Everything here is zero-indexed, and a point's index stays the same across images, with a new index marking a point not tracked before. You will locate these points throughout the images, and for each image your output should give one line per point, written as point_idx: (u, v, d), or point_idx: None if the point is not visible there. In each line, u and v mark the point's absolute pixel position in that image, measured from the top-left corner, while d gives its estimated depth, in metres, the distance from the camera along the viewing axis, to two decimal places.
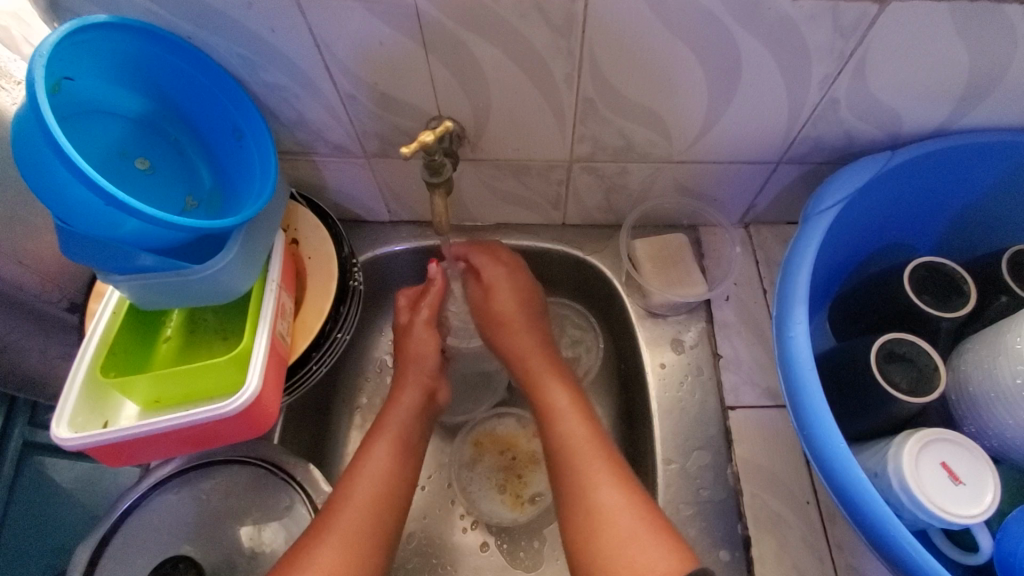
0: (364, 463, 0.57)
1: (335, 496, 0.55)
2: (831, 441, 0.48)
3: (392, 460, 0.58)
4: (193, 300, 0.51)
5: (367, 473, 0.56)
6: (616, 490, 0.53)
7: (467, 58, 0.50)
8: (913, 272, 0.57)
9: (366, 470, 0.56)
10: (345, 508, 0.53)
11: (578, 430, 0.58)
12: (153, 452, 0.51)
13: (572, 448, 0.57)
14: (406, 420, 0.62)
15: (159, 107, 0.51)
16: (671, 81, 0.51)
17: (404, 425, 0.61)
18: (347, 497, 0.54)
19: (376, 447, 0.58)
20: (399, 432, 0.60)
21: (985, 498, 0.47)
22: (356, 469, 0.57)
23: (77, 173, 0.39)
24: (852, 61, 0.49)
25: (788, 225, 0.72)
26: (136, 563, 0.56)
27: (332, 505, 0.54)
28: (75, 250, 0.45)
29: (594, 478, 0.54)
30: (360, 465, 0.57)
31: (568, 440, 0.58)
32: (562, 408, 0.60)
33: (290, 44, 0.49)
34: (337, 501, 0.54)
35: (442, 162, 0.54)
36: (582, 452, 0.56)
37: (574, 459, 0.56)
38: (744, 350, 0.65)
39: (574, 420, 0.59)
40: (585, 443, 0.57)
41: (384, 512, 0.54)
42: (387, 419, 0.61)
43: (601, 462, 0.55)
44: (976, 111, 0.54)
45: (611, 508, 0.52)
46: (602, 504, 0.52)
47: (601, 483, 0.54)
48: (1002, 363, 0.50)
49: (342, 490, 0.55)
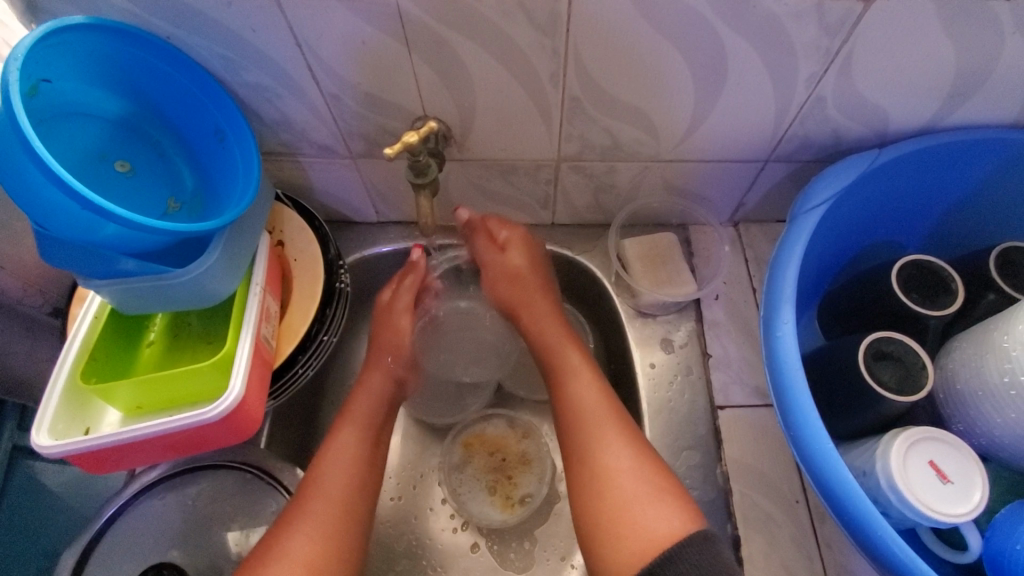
0: (330, 449, 0.57)
1: (303, 487, 0.54)
2: (819, 442, 0.48)
3: (359, 445, 0.58)
4: (176, 304, 0.51)
5: (335, 460, 0.56)
6: (625, 452, 0.53)
7: (451, 57, 0.49)
8: (901, 270, 0.57)
9: (332, 455, 0.56)
10: (315, 497, 0.53)
11: (591, 394, 0.57)
12: (136, 458, 0.51)
13: (584, 411, 0.57)
14: (366, 403, 0.61)
15: (138, 109, 0.51)
16: (658, 79, 0.51)
17: (368, 413, 0.60)
18: (316, 485, 0.54)
19: (341, 434, 0.58)
20: (365, 416, 0.60)
21: (972, 497, 0.47)
22: (323, 457, 0.56)
23: (52, 177, 0.39)
24: (838, 59, 0.48)
25: (777, 223, 0.72)
26: (122, 568, 0.56)
27: (301, 496, 0.53)
28: (53, 255, 0.44)
29: (604, 441, 0.54)
30: (326, 451, 0.57)
31: (583, 402, 0.57)
32: (576, 369, 0.60)
33: (271, 44, 0.48)
34: (307, 489, 0.54)
35: (427, 162, 0.54)
36: (590, 416, 0.56)
37: (587, 420, 0.56)
38: (734, 349, 0.65)
39: (586, 379, 0.59)
40: (597, 407, 0.56)
41: (357, 496, 0.54)
42: (353, 404, 0.61)
43: (611, 420, 0.55)
44: (964, 108, 0.53)
45: (615, 470, 0.52)
46: (608, 466, 0.53)
47: (609, 447, 0.54)
48: (990, 361, 0.50)
49: (310, 477, 0.54)
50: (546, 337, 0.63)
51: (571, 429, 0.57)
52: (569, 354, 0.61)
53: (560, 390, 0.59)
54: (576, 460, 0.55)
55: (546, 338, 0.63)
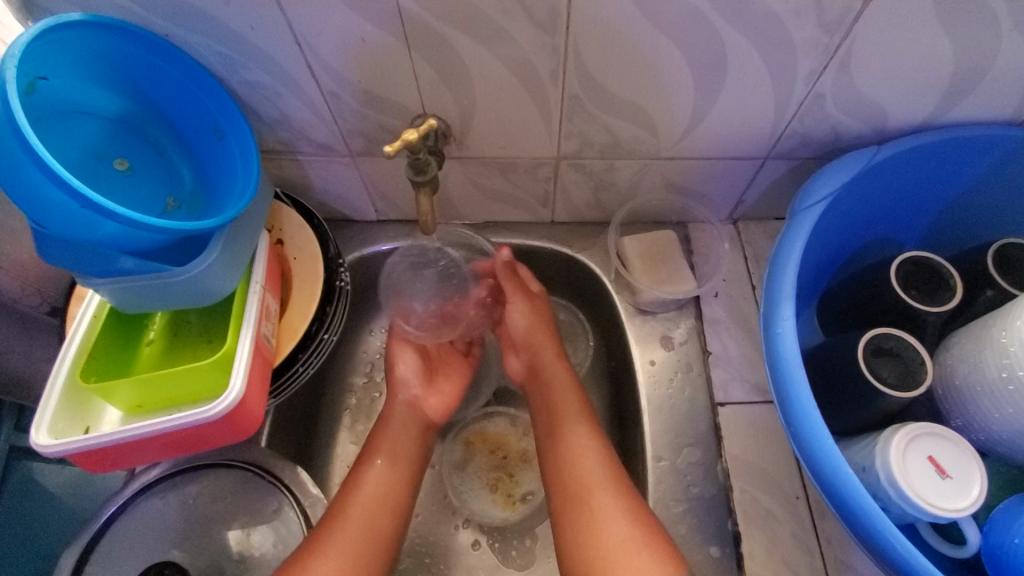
0: (361, 477, 0.58)
1: (331, 512, 0.55)
2: (819, 438, 0.48)
3: (388, 473, 0.59)
4: (175, 303, 0.50)
5: (365, 489, 0.57)
6: (619, 496, 0.53)
7: (450, 54, 0.49)
8: (900, 267, 0.57)
9: (364, 484, 0.57)
10: (344, 524, 0.53)
11: (585, 438, 0.58)
12: (136, 457, 0.51)
13: (576, 455, 0.57)
14: (394, 434, 0.62)
15: (137, 107, 0.51)
16: (658, 77, 0.51)
17: (397, 439, 0.62)
18: (344, 513, 0.54)
19: (373, 461, 0.59)
20: (399, 441, 0.62)
21: (972, 492, 0.48)
22: (355, 485, 0.57)
23: (51, 175, 0.39)
24: (837, 56, 0.48)
25: (776, 220, 0.72)
26: (124, 565, 0.56)
27: (328, 522, 0.54)
28: (52, 254, 0.44)
29: (595, 484, 0.55)
30: (358, 479, 0.58)
31: (578, 446, 0.58)
32: (570, 413, 0.61)
33: (270, 41, 0.48)
34: (334, 516, 0.54)
35: (427, 160, 0.53)
36: (584, 460, 0.57)
37: (578, 465, 0.57)
38: (733, 346, 0.65)
39: (580, 423, 0.60)
40: (591, 450, 0.57)
41: (380, 522, 0.55)
42: (387, 427, 0.63)
43: (604, 468, 0.56)
44: (962, 105, 0.54)
45: (609, 512, 0.52)
46: (601, 508, 0.53)
47: (602, 489, 0.54)
48: (988, 357, 0.50)
49: (338, 505, 0.55)
50: (547, 379, 0.64)
51: (563, 473, 0.57)
52: (564, 397, 0.62)
53: (556, 432, 0.60)
54: (568, 504, 0.55)
55: (547, 378, 0.64)
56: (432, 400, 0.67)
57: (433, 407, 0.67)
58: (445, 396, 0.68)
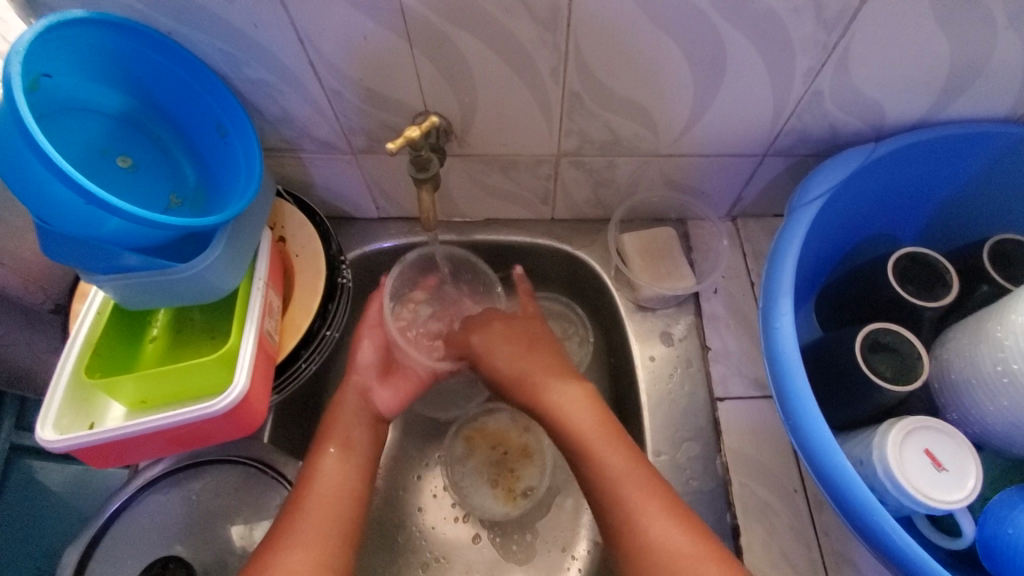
0: (315, 469, 0.56)
1: (287, 510, 0.53)
2: (817, 431, 0.49)
3: (338, 458, 0.57)
4: (179, 299, 0.51)
5: (319, 482, 0.55)
6: (675, 524, 0.50)
7: (453, 52, 0.50)
8: (896, 262, 0.58)
9: (318, 476, 0.55)
10: (302, 519, 0.52)
11: (619, 460, 0.54)
12: (141, 453, 0.51)
13: (614, 483, 0.53)
14: (346, 421, 0.60)
15: (139, 104, 0.51)
16: (658, 75, 0.51)
17: (349, 424, 0.60)
18: (301, 508, 0.53)
19: (322, 449, 0.57)
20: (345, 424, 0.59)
21: (968, 484, 0.48)
22: (309, 478, 0.55)
23: (57, 172, 0.39)
24: (835, 54, 0.49)
25: (774, 217, 0.72)
26: (126, 563, 0.56)
27: (288, 519, 0.52)
28: (57, 250, 0.44)
29: (648, 518, 0.50)
30: (311, 473, 0.55)
31: (613, 473, 0.53)
32: (596, 436, 0.55)
33: (273, 39, 0.48)
34: (292, 512, 0.53)
35: (428, 157, 0.54)
36: (630, 486, 0.52)
37: (618, 494, 0.52)
38: (732, 341, 0.66)
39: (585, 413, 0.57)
40: (635, 476, 0.53)
41: (338, 510, 0.54)
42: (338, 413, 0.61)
43: (650, 484, 0.52)
44: (958, 102, 0.54)
45: (675, 546, 0.48)
46: (661, 542, 0.49)
47: (657, 519, 0.50)
48: (983, 350, 0.51)
49: (295, 501, 0.53)
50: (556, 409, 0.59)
51: (609, 508, 0.52)
52: (582, 422, 0.57)
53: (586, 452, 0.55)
54: (622, 541, 0.51)
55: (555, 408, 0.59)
56: (387, 395, 0.63)
57: (386, 402, 0.63)
58: (401, 393, 0.64)
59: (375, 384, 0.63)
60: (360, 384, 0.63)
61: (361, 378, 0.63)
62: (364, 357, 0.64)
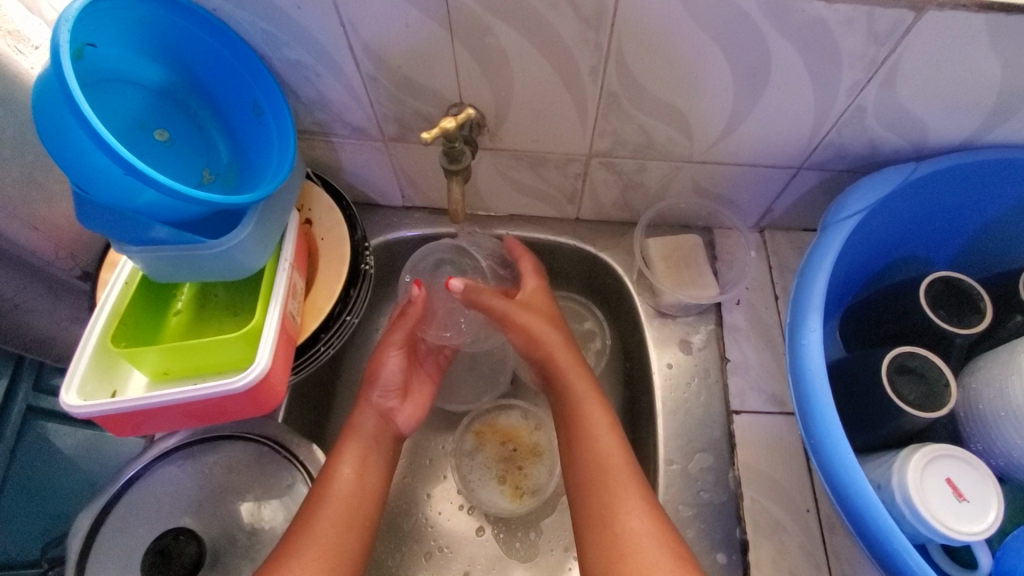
0: (329, 491, 0.55)
1: (294, 527, 0.53)
2: (838, 452, 0.48)
3: (357, 482, 0.56)
4: (206, 275, 0.51)
5: (332, 501, 0.54)
6: (646, 517, 0.51)
7: (492, 44, 0.49)
8: (930, 286, 0.57)
9: (330, 499, 0.54)
10: (306, 544, 0.51)
11: (613, 456, 0.55)
12: (159, 424, 0.51)
13: (603, 474, 0.54)
14: (367, 439, 0.59)
15: (180, 79, 0.51)
16: (697, 79, 0.51)
17: (368, 446, 0.59)
18: (307, 529, 0.52)
19: (340, 468, 0.56)
20: (364, 445, 0.58)
21: (988, 515, 0.47)
22: (320, 496, 0.54)
23: (99, 142, 0.39)
24: (883, 69, 0.48)
25: (804, 232, 0.71)
26: (137, 532, 0.57)
27: (294, 536, 0.52)
28: (93, 218, 0.45)
29: (619, 508, 0.52)
30: (323, 492, 0.55)
31: (602, 463, 0.54)
32: (599, 425, 0.57)
33: (315, 22, 0.48)
34: (297, 533, 0.52)
35: (461, 150, 0.53)
36: (612, 479, 0.53)
37: (603, 487, 0.53)
38: (753, 355, 0.65)
39: (594, 403, 0.58)
40: (617, 467, 0.54)
41: (346, 538, 0.53)
42: (358, 421, 0.60)
43: (631, 481, 0.53)
44: (1004, 127, 0.53)
45: (636, 534, 0.50)
46: (628, 531, 0.50)
47: (628, 509, 0.51)
48: (1015, 382, 0.50)
49: (303, 517, 0.53)
50: (568, 390, 0.59)
51: (587, 492, 0.54)
52: (596, 411, 0.57)
53: (584, 441, 0.56)
54: (588, 524, 0.53)
55: (572, 391, 0.59)
56: (407, 413, 0.63)
57: (407, 419, 0.63)
58: (420, 410, 0.64)
59: (395, 405, 0.63)
60: (378, 404, 0.62)
61: (380, 397, 0.62)
62: (387, 376, 0.63)
